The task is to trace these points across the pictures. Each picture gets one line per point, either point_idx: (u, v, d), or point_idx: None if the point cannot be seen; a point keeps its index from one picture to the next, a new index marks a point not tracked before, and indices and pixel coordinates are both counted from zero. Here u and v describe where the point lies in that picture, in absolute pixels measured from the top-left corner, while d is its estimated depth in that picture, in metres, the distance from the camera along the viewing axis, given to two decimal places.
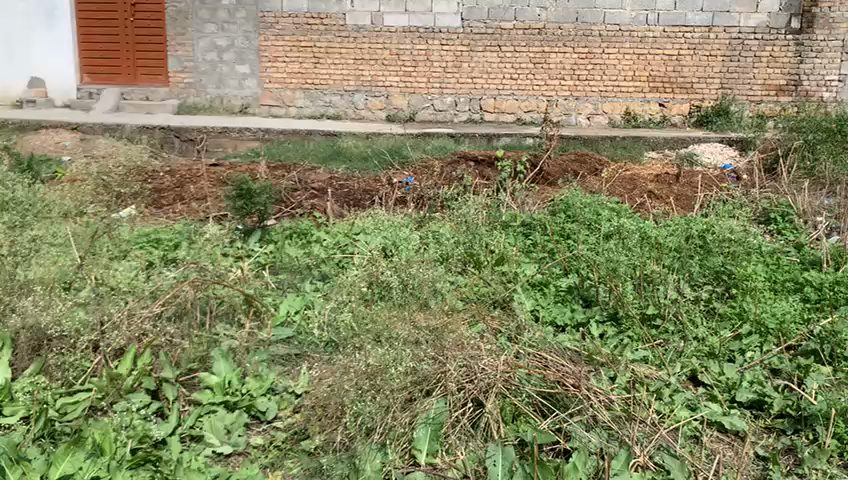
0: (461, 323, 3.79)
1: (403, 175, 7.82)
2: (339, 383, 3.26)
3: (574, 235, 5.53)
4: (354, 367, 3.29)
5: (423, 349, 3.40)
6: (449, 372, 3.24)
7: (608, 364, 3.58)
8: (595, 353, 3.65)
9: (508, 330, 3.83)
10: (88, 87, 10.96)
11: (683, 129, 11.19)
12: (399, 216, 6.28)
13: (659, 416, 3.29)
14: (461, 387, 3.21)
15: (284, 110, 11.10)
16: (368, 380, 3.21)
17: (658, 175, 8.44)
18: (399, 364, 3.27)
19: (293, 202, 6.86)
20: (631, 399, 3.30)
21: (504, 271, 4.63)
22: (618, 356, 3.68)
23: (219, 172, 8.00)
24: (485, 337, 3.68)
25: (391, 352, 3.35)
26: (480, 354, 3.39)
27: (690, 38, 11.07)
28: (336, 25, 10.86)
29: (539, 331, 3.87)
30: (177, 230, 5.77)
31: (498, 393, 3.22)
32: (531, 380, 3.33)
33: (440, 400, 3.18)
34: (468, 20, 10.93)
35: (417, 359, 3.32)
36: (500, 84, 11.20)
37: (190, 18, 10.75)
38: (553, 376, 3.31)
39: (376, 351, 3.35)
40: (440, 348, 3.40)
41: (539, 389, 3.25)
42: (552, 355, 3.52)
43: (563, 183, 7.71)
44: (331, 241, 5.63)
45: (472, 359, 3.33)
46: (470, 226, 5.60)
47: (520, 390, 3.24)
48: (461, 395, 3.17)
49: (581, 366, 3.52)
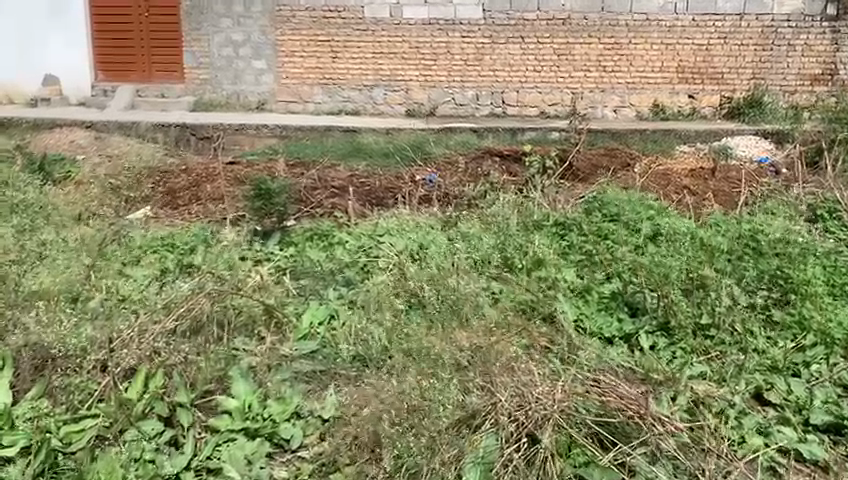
0: (506, 341, 3.50)
1: (427, 172, 7.50)
2: (376, 411, 3.07)
3: (613, 235, 5.18)
4: (395, 396, 3.14)
5: (470, 374, 3.22)
6: (500, 403, 3.03)
7: (667, 383, 3.33)
8: (652, 370, 3.40)
9: (559, 351, 3.52)
10: (103, 85, 10.73)
11: (714, 121, 10.74)
12: (425, 216, 5.96)
13: (731, 443, 3.04)
14: (513, 419, 2.97)
15: (301, 106, 10.80)
16: (410, 413, 3.05)
17: (693, 169, 8.07)
18: (447, 396, 3.10)
19: (313, 201, 6.57)
20: (697, 426, 3.08)
21: (543, 275, 4.32)
22: (678, 373, 3.41)
23: (236, 170, 7.73)
24: (531, 359, 3.39)
25: (437, 381, 3.19)
26: (533, 379, 3.17)
27: (720, 27, 10.65)
28: (354, 18, 10.55)
29: (588, 349, 3.55)
30: (192, 233, 5.51)
31: (555, 425, 2.96)
32: (589, 407, 3.07)
33: (491, 435, 2.96)
34: (489, 11, 10.59)
35: (464, 390, 3.14)
36: (523, 77, 10.84)
37: (205, 13, 10.48)
38: (614, 403, 3.07)
39: (424, 377, 3.23)
40: (487, 373, 3.20)
41: (596, 418, 3.01)
42: (608, 376, 3.28)
43: (595, 180, 7.36)
44: (354, 243, 5.33)
45: (525, 387, 3.11)
46: (501, 228, 5.28)
47: (575, 419, 3.00)
48: (513, 430, 2.92)
49: (637, 388, 3.25)
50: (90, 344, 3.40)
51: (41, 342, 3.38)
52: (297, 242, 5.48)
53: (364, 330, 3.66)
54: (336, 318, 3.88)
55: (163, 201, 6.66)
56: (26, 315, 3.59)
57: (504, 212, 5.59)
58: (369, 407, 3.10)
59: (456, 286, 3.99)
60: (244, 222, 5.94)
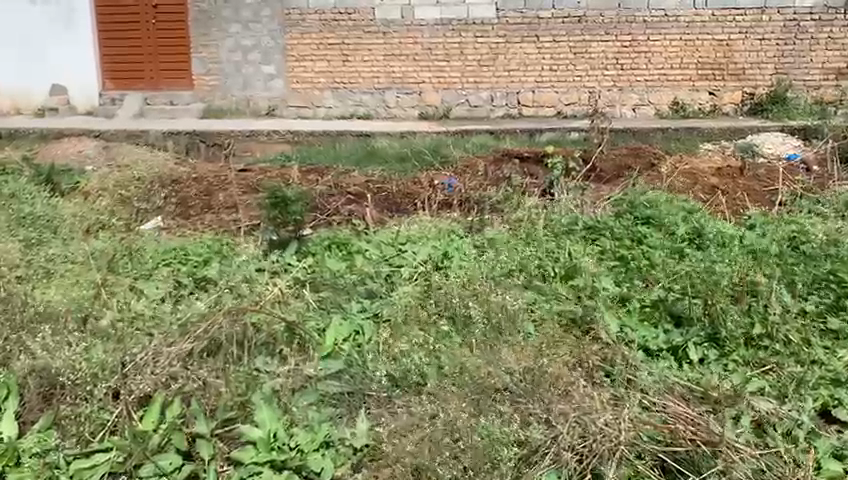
0: (551, 360, 3.33)
1: (445, 176, 7.27)
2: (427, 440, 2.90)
3: (648, 239, 4.94)
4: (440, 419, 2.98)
5: (523, 401, 3.08)
6: (560, 435, 2.89)
7: (730, 402, 3.10)
8: (710, 389, 3.17)
9: (609, 365, 3.34)
10: (111, 93, 10.57)
11: (736, 119, 10.45)
12: (447, 223, 5.72)
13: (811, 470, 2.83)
14: (577, 455, 2.84)
15: (312, 111, 10.59)
16: (451, 443, 2.87)
17: (722, 168, 7.81)
18: (506, 425, 2.96)
19: (330, 208, 6.36)
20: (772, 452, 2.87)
21: (579, 283, 4.07)
22: (740, 390, 3.16)
23: (249, 178, 7.53)
24: (571, 379, 3.19)
25: (489, 410, 3.04)
26: (591, 406, 3.02)
27: (741, 21, 10.36)
28: (365, 20, 10.33)
29: (635, 367, 3.32)
30: (206, 244, 5.30)
31: (622, 458, 2.83)
32: (654, 435, 2.93)
33: (552, 471, 2.82)
34: (503, 10, 10.33)
35: (526, 422, 2.99)
36: (539, 77, 10.60)
37: (214, 18, 10.28)
38: (682, 431, 2.91)
39: (469, 397, 3.10)
40: (536, 395, 3.10)
41: (662, 447, 2.88)
42: (668, 399, 3.12)
43: (620, 181, 7.13)
44: (375, 252, 5.10)
45: (584, 416, 2.96)
46: (528, 233, 5.03)
47: (637, 449, 2.87)
48: (577, 465, 2.81)
49: (695, 408, 3.07)
50: (101, 368, 3.18)
51: (50, 369, 3.15)
52: (315, 252, 5.26)
53: (395, 351, 3.47)
54: (361, 337, 3.66)
55: (174, 211, 6.46)
56: (33, 338, 3.37)
57: (530, 219, 5.39)
58: (415, 441, 2.90)
59: (486, 302, 3.78)
60: (259, 230, 5.72)
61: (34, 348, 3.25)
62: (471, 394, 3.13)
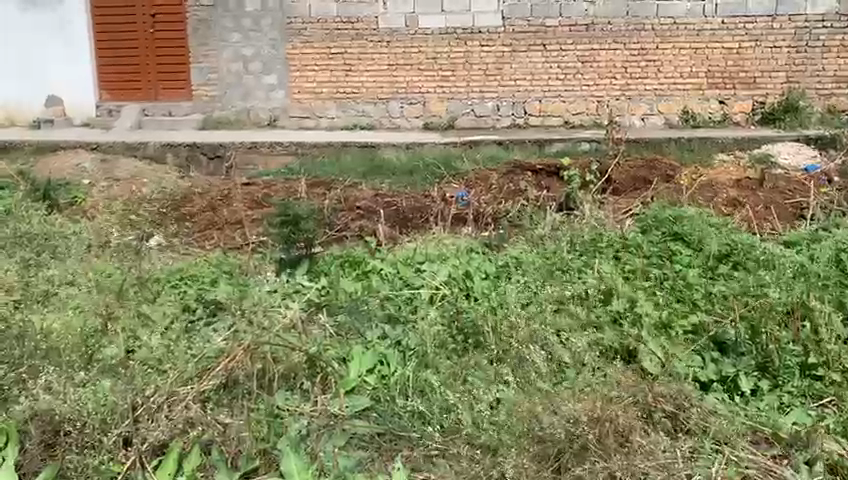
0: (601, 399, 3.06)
1: (456, 188, 7.04)
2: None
3: (678, 256, 4.73)
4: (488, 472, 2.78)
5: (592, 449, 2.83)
6: None
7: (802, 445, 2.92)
8: (777, 429, 3.03)
9: (669, 400, 3.10)
10: (107, 105, 10.30)
11: (748, 128, 10.24)
12: (464, 240, 5.48)
13: None
14: None
15: (314, 121, 10.33)
16: None
17: (739, 180, 7.62)
18: None
19: (340, 223, 6.12)
20: None
21: (615, 306, 3.83)
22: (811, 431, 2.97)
23: (253, 192, 7.29)
24: (635, 430, 2.91)
25: (544, 460, 2.83)
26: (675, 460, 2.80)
27: (751, 29, 10.18)
28: (368, 29, 10.10)
29: (686, 404, 3.08)
30: (213, 264, 5.05)
31: None
32: None
33: None
34: (509, 18, 10.12)
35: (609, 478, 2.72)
36: (545, 86, 10.38)
37: (214, 28, 10.04)
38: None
39: (525, 449, 2.85)
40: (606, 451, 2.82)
41: None
42: (755, 452, 2.90)
43: (637, 195, 6.90)
44: (391, 271, 4.86)
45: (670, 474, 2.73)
46: (553, 251, 4.82)
47: None
48: None
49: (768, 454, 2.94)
50: (110, 413, 2.93)
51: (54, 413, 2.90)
52: (328, 272, 5.01)
53: (426, 385, 3.26)
54: (386, 368, 3.44)
55: (178, 228, 6.21)
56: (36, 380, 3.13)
57: (553, 237, 5.16)
58: None
59: (519, 332, 3.54)
60: (268, 248, 5.48)
61: (36, 389, 2.99)
62: (529, 446, 2.87)
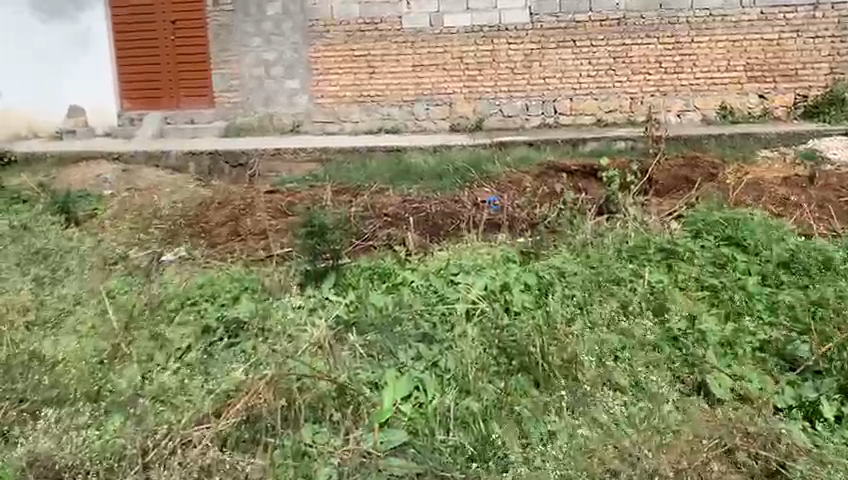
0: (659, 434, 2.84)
1: (488, 192, 6.70)
2: None
3: (734, 264, 4.45)
4: None
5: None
6: None
7: None
8: None
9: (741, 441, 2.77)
10: (129, 114, 10.11)
11: (790, 123, 9.76)
12: (499, 248, 5.15)
13: None
14: None
15: (338, 126, 10.06)
16: None
17: (787, 178, 7.19)
18: None
19: (368, 231, 5.82)
20: None
21: (675, 323, 3.50)
22: None
23: (276, 201, 7.04)
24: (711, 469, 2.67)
25: None
26: None
27: (792, 19, 9.72)
28: (392, 30, 9.82)
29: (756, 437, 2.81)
30: (234, 278, 4.79)
31: None
32: None
33: None
34: (537, 14, 9.77)
35: None
36: (576, 84, 10.00)
37: (235, 33, 9.83)
38: None
39: None
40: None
41: None
42: None
43: (680, 197, 6.52)
44: (423, 283, 4.55)
45: None
46: (598, 260, 4.50)
47: None
48: None
49: None
50: (117, 459, 2.79)
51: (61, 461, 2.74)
52: (355, 286, 4.71)
53: (467, 415, 3.01)
54: (422, 395, 3.16)
55: (199, 240, 5.98)
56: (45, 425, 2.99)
57: (595, 246, 4.82)
58: None
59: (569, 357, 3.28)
60: (292, 261, 5.18)
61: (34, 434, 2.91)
62: None
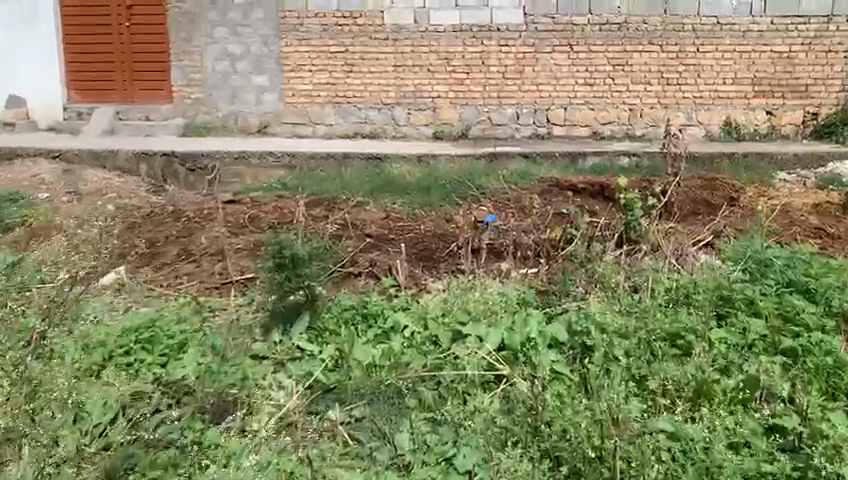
0: None
1: (486, 211, 5.80)
2: None
3: (802, 315, 3.66)
4: None
5: None
6: None
7: None
8: None
9: None
10: (78, 107, 8.99)
11: (799, 142, 8.84)
12: (510, 286, 4.25)
13: None
14: None
15: (310, 128, 8.99)
16: None
17: (816, 205, 6.41)
18: None
19: (347, 257, 4.89)
20: None
21: (759, 410, 2.94)
22: None
23: (239, 214, 6.10)
24: None
25: None
26: None
27: (804, 31, 8.79)
28: (372, 26, 8.75)
29: None
30: (182, 323, 3.88)
31: None
32: None
33: None
34: (531, 15, 8.73)
35: None
36: (572, 92, 8.97)
37: (197, 22, 8.76)
38: None
39: None
40: None
41: None
42: None
43: (704, 225, 5.70)
44: (420, 331, 3.65)
45: None
46: (642, 310, 3.67)
47: None
48: None
49: None
50: None
51: None
52: (335, 334, 3.78)
53: None
54: None
55: (144, 269, 5.09)
56: None
57: (630, 295, 3.96)
58: None
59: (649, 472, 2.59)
60: (257, 299, 4.22)
61: None
62: None
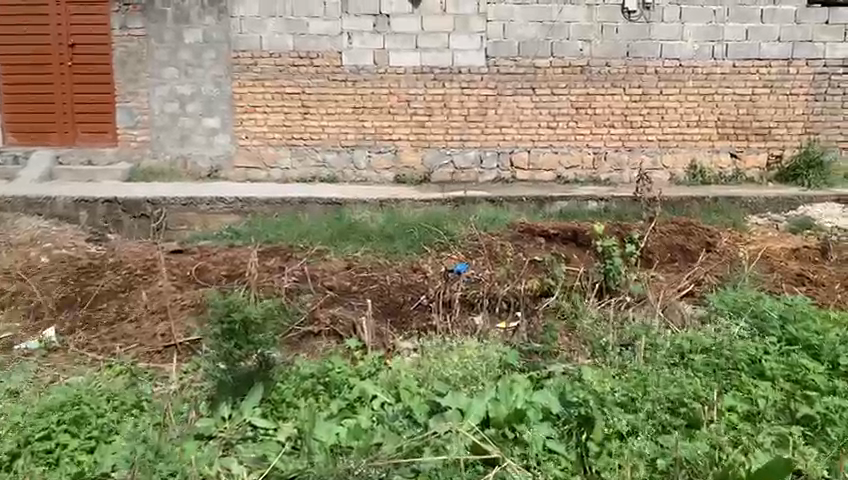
0: None
1: (455, 260, 5.42)
2: None
3: (812, 375, 3.34)
4: None
5: None
6: None
7: None
8: None
9: None
10: (13, 150, 8.39)
11: (764, 186, 8.44)
12: (489, 346, 3.83)
13: None
14: None
15: (264, 172, 8.51)
16: None
17: (794, 249, 6.19)
18: None
19: (306, 315, 4.41)
20: None
21: None
22: None
23: (185, 265, 5.59)
24: None
25: None
26: None
27: (765, 75, 8.45)
28: (330, 67, 8.33)
29: None
30: (115, 398, 3.38)
31: None
32: None
33: None
34: (493, 57, 8.32)
35: None
36: (535, 135, 8.53)
37: (144, 62, 8.28)
38: None
39: None
40: None
41: None
42: None
43: (685, 273, 5.39)
44: (391, 405, 3.22)
45: None
46: (640, 375, 3.29)
47: None
48: None
49: None
50: None
51: None
52: (294, 407, 3.31)
53: None
54: None
55: (75, 332, 4.54)
56: None
57: (620, 355, 3.60)
58: None
59: None
60: (203, 365, 3.74)
61: None
62: None
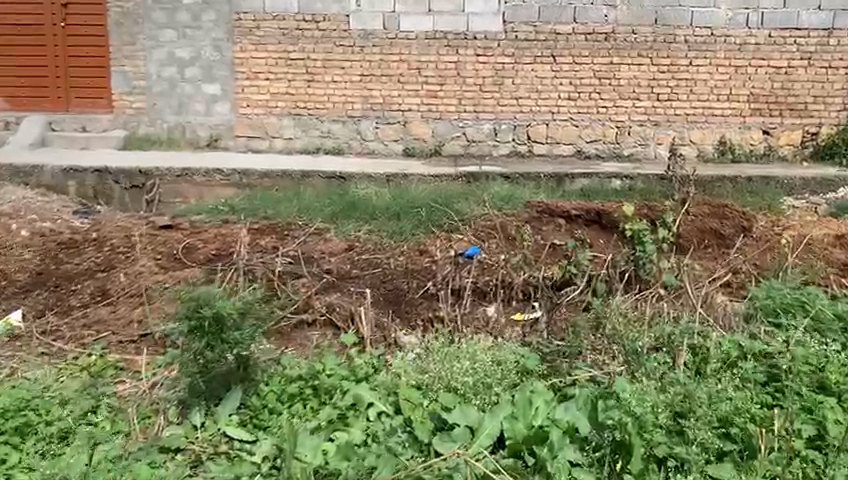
0: None
1: (466, 244, 4.90)
2: None
3: None
4: None
5: None
6: None
7: None
8: None
9: None
10: (3, 115, 7.90)
11: (798, 165, 7.80)
12: (506, 346, 3.33)
13: None
14: None
15: (266, 143, 7.98)
16: None
17: (840, 236, 5.62)
18: None
19: (298, 303, 3.92)
20: None
21: None
22: None
23: (172, 242, 5.10)
24: None
25: None
26: None
27: (803, 46, 7.78)
28: (336, 31, 7.76)
29: None
30: (74, 401, 2.92)
31: None
32: None
33: None
34: (511, 22, 7.72)
35: None
36: (554, 106, 7.93)
37: (141, 23, 7.75)
38: None
39: None
40: None
41: None
42: None
43: (723, 260, 4.84)
44: (391, 419, 2.75)
45: None
46: (684, 390, 2.81)
47: None
48: None
49: None
50: None
51: None
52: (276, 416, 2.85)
53: None
54: None
55: (44, 317, 4.08)
56: None
57: (660, 362, 3.11)
58: None
59: None
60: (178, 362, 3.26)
61: None
62: None
